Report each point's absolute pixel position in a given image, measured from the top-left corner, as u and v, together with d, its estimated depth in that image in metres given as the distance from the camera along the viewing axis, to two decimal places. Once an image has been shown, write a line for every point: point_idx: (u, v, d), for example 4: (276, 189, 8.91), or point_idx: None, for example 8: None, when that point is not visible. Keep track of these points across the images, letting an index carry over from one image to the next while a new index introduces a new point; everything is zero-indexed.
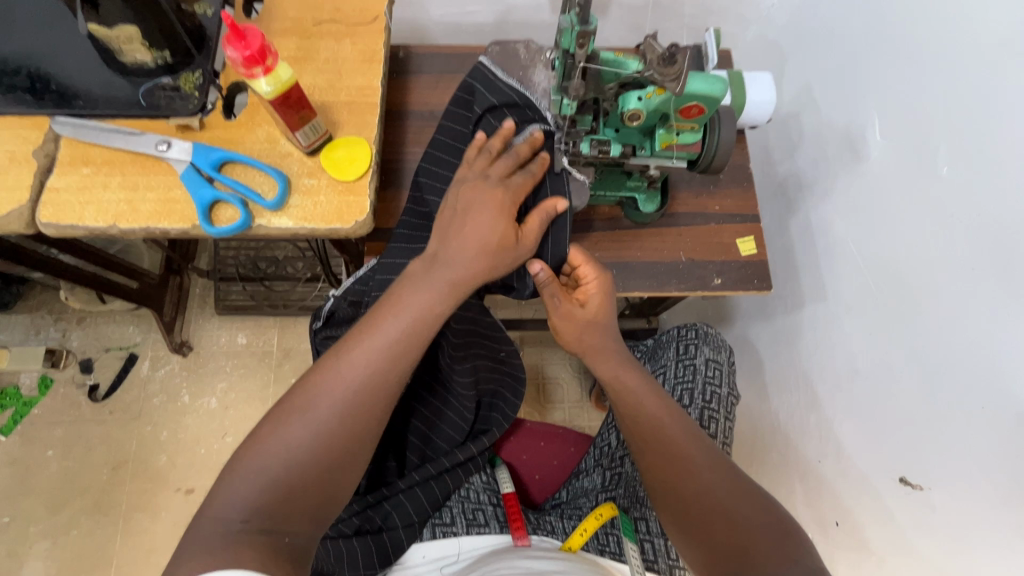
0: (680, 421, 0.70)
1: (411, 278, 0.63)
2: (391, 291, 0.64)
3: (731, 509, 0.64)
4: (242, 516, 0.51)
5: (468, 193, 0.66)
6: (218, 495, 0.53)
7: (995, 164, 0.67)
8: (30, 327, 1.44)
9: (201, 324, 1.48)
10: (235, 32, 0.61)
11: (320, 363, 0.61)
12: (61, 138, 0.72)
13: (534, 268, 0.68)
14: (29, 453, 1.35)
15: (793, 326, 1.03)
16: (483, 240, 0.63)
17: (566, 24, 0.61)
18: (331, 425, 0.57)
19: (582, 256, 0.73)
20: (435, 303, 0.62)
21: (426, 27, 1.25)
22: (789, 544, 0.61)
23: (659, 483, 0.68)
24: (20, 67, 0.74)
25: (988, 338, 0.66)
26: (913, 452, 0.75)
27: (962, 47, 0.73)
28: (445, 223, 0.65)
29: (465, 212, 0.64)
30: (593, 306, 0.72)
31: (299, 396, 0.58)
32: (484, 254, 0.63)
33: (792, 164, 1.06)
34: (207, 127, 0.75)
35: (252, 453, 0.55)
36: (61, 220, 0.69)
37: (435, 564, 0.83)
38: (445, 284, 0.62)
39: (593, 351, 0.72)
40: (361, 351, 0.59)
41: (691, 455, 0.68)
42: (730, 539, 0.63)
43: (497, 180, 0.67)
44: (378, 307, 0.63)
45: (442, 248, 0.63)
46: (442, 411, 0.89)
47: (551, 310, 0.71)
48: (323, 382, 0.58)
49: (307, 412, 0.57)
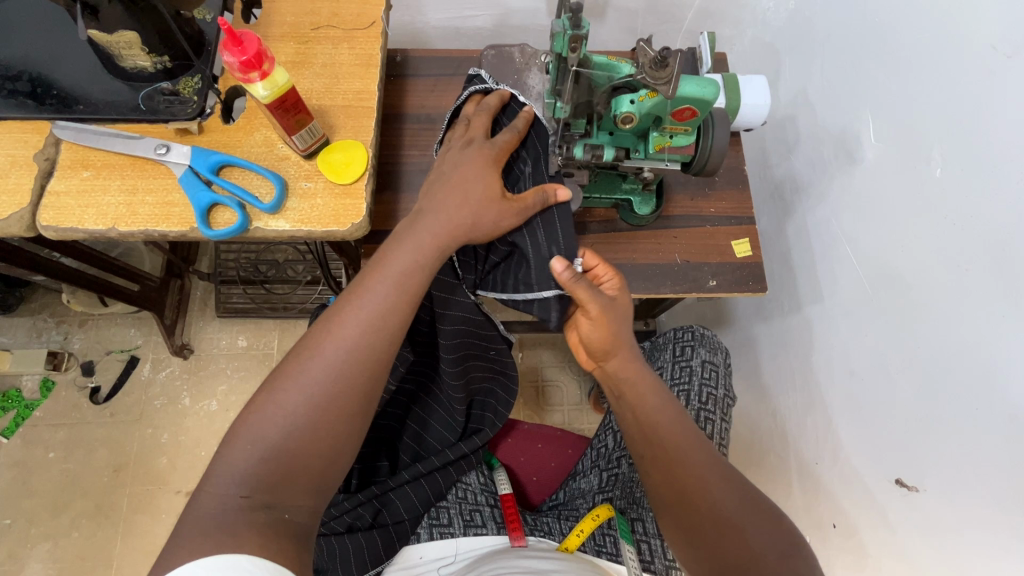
0: (690, 432, 0.70)
1: (412, 246, 0.65)
2: (381, 250, 0.66)
3: (741, 521, 0.65)
4: (243, 493, 0.52)
5: (456, 155, 0.71)
6: (215, 486, 0.52)
7: (988, 167, 0.67)
8: (32, 329, 1.45)
9: (202, 327, 1.49)
10: (231, 37, 0.62)
11: (311, 332, 0.61)
12: (61, 142, 0.73)
13: (556, 266, 0.68)
14: (31, 455, 1.36)
15: (792, 328, 1.03)
16: (469, 193, 0.67)
17: (557, 28, 0.62)
18: (327, 388, 0.58)
19: (597, 258, 0.74)
20: (422, 255, 0.65)
21: (424, 32, 1.26)
22: (794, 558, 0.63)
23: (674, 497, 0.67)
24: (21, 72, 0.75)
25: (976, 341, 0.67)
26: (911, 454, 0.74)
27: (956, 51, 0.73)
28: (433, 181, 0.70)
29: (453, 169, 0.69)
30: (622, 300, 0.72)
31: (281, 390, 0.57)
32: (467, 205, 0.67)
33: (788, 167, 1.07)
34: (205, 131, 0.76)
35: (250, 421, 0.56)
36: (60, 223, 0.70)
37: (434, 565, 0.83)
38: (428, 244, 0.65)
39: (625, 347, 0.71)
40: (352, 312, 0.61)
41: (702, 470, 0.67)
42: (740, 552, 0.63)
43: (484, 141, 0.72)
44: (366, 270, 0.64)
45: (428, 200, 0.68)
46: (434, 410, 0.92)
47: (589, 303, 0.68)
48: (319, 348, 0.59)
49: (303, 378, 0.58)
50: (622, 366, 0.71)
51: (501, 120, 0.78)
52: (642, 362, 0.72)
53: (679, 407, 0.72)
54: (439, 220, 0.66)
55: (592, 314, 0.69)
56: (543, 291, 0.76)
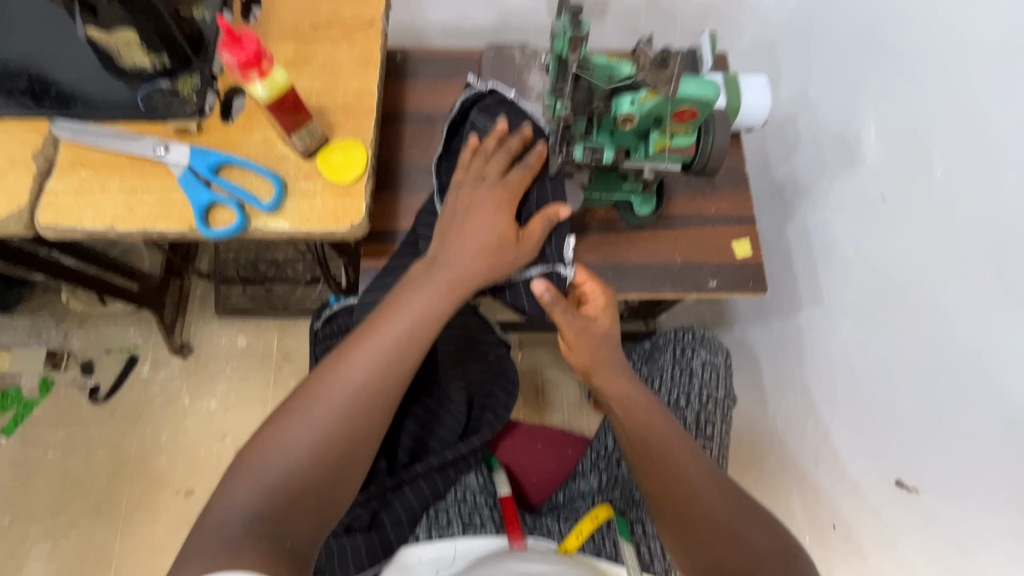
0: (682, 438, 0.70)
1: (415, 279, 0.67)
2: (396, 290, 0.67)
3: (736, 526, 0.65)
4: (248, 518, 0.52)
5: (469, 196, 0.72)
6: (218, 505, 0.53)
7: (990, 170, 0.67)
8: (32, 328, 1.45)
9: (201, 326, 1.48)
10: (230, 37, 0.62)
11: (323, 365, 0.63)
12: (59, 142, 0.73)
13: (537, 289, 0.67)
14: (31, 454, 1.36)
15: (792, 329, 1.03)
16: (484, 243, 0.68)
17: (559, 28, 0.62)
18: (335, 425, 0.58)
19: (586, 273, 0.75)
20: (433, 302, 0.65)
21: (424, 31, 1.26)
22: (792, 561, 0.63)
23: (666, 504, 0.67)
24: (20, 70, 0.75)
25: (980, 342, 0.67)
26: (911, 456, 0.74)
27: (959, 50, 0.72)
28: (447, 224, 0.71)
29: (468, 213, 0.70)
30: (604, 320, 0.73)
31: (295, 403, 0.60)
32: (483, 255, 0.68)
33: (789, 168, 1.07)
34: (204, 130, 0.76)
35: (254, 458, 0.56)
36: (59, 222, 0.70)
37: (432, 566, 0.82)
38: (442, 296, 0.65)
39: (606, 365, 0.71)
40: (361, 354, 0.61)
41: (694, 473, 0.68)
42: (737, 557, 0.63)
43: (496, 180, 0.73)
44: (383, 309, 0.65)
45: (443, 250, 0.69)
46: (439, 415, 0.91)
47: (565, 327, 0.70)
48: (327, 383, 0.60)
49: (309, 415, 0.58)
50: (607, 380, 0.71)
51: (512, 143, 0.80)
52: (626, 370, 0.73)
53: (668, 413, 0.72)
54: (453, 271, 0.67)
55: (567, 339, 0.71)
56: (530, 269, 0.76)
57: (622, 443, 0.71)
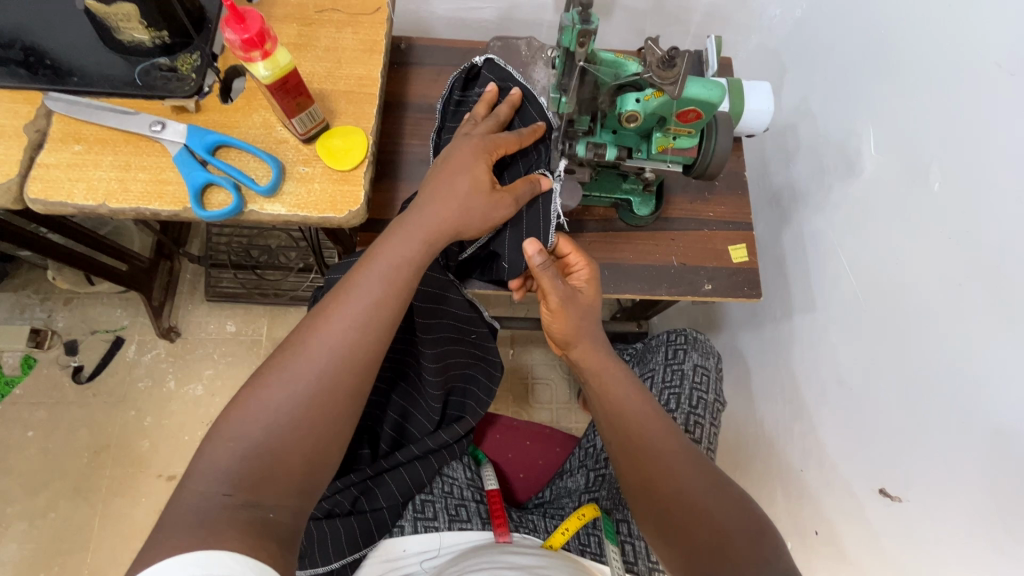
0: (659, 419, 0.70)
1: (386, 236, 0.66)
2: (375, 243, 0.66)
3: (711, 507, 0.64)
4: (224, 490, 0.50)
5: (452, 146, 0.71)
6: (195, 471, 0.52)
7: (986, 179, 0.68)
8: (16, 305, 1.43)
9: (190, 310, 1.47)
10: (234, 14, 0.60)
11: (298, 329, 0.61)
12: (52, 114, 0.72)
13: (529, 249, 0.67)
14: (9, 432, 1.34)
15: (782, 336, 1.03)
16: (455, 189, 0.67)
17: (567, 21, 0.60)
18: (309, 388, 0.57)
19: (570, 245, 0.76)
20: (410, 250, 0.65)
21: (428, 21, 1.25)
22: (761, 541, 0.61)
23: (641, 481, 0.67)
24: (14, 40, 0.73)
25: (969, 346, 0.67)
26: (892, 463, 0.75)
27: (961, 63, 0.73)
28: (428, 173, 0.70)
29: (445, 160, 0.69)
30: (589, 292, 0.74)
31: (258, 390, 0.56)
32: (453, 200, 0.66)
33: (787, 175, 1.07)
34: (202, 110, 0.75)
35: (231, 422, 0.54)
36: (49, 196, 0.68)
37: (417, 558, 0.84)
38: (420, 241, 0.65)
39: (587, 338, 0.72)
40: (337, 310, 0.60)
41: (669, 453, 0.68)
42: (705, 536, 0.62)
43: (482, 135, 0.72)
44: (351, 271, 0.64)
45: (420, 199, 0.68)
46: (415, 401, 0.88)
47: (550, 292, 0.69)
48: (301, 356, 0.58)
49: (283, 382, 0.57)
50: (584, 355, 0.72)
51: (514, 122, 0.80)
52: (607, 349, 0.74)
53: (650, 397, 0.73)
54: (428, 220, 0.66)
55: (551, 305, 0.70)
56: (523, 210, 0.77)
57: (602, 426, 0.72)
